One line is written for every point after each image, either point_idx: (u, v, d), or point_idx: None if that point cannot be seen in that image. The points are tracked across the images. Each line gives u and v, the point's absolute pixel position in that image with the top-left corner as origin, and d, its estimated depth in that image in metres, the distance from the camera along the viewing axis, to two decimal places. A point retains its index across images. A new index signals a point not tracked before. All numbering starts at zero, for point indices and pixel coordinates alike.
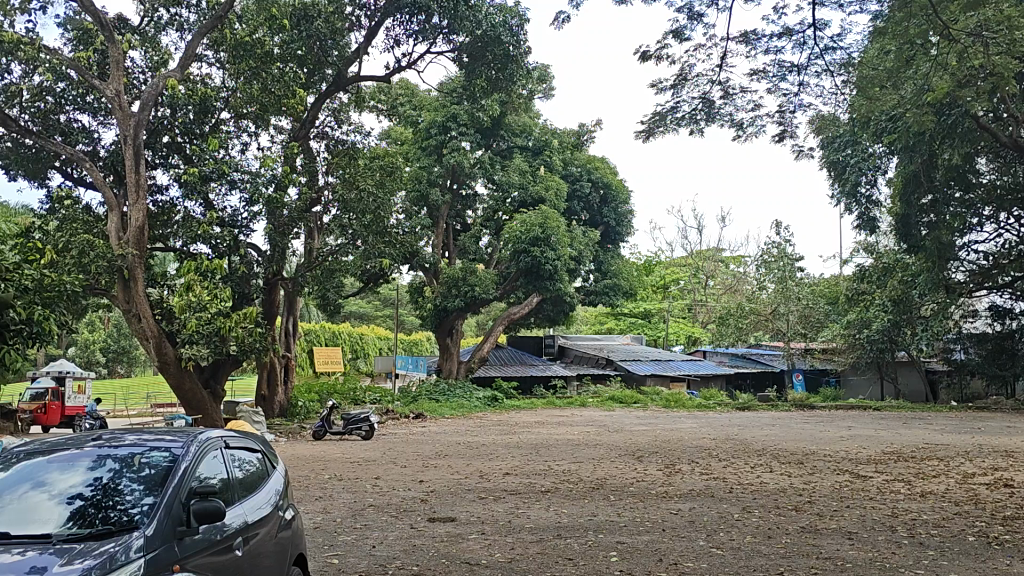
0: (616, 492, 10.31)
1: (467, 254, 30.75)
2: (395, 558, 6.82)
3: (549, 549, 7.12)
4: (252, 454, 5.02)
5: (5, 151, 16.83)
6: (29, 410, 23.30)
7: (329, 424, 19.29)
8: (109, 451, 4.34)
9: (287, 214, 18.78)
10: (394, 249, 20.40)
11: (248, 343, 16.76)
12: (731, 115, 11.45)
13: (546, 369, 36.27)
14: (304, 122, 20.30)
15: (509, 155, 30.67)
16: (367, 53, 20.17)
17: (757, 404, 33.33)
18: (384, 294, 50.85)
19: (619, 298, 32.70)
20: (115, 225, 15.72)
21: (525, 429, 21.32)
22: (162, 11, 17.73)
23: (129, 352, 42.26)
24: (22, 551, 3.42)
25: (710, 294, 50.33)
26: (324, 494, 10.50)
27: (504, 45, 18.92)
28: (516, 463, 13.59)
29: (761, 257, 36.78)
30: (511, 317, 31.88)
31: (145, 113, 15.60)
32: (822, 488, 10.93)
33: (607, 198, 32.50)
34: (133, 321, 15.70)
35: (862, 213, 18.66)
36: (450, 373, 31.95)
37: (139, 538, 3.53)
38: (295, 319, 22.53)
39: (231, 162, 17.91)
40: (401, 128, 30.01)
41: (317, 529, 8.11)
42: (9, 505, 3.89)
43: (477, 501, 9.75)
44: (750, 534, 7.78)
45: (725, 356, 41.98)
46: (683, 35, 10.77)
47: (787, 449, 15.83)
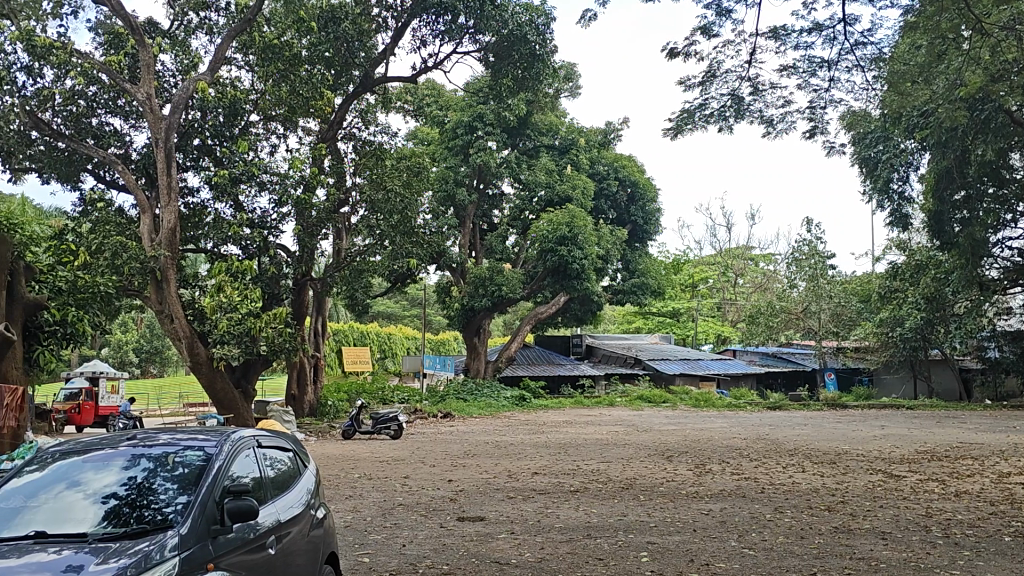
0: (646, 492, 10.26)
1: (493, 253, 30.82)
2: (425, 557, 6.82)
3: (579, 549, 7.10)
4: (284, 453, 5.05)
5: (39, 155, 17.08)
6: (63, 410, 23.61)
7: (358, 423, 19.38)
8: (143, 450, 4.37)
9: (316, 214, 18.85)
10: (421, 249, 20.43)
11: (278, 343, 16.83)
12: (761, 113, 11.33)
13: (574, 368, 36.19)
14: (332, 124, 20.41)
15: (535, 154, 30.66)
16: (394, 54, 20.22)
17: (789, 403, 33.03)
18: (412, 294, 51.08)
19: (647, 297, 32.59)
20: (148, 227, 15.89)
21: (553, 429, 21.23)
22: (192, 14, 17.94)
23: (162, 352, 42.71)
24: (58, 550, 3.46)
25: (739, 292, 50.03)
26: (354, 493, 10.51)
27: (530, 44, 18.90)
28: (545, 463, 13.53)
29: (791, 255, 36.51)
30: (539, 317, 31.82)
31: (176, 115, 15.74)
32: (855, 488, 10.81)
33: (634, 196, 32.28)
34: (165, 321, 15.86)
35: (895, 210, 18.40)
36: (477, 373, 32.00)
37: (174, 537, 3.56)
38: (324, 319, 22.67)
39: (261, 163, 18.08)
40: (427, 128, 30.06)
41: (347, 529, 8.13)
42: (45, 505, 3.95)
43: (507, 500, 9.74)
44: (783, 534, 7.73)
45: (754, 355, 41.72)
46: (711, 32, 10.69)
47: (818, 450, 15.68)
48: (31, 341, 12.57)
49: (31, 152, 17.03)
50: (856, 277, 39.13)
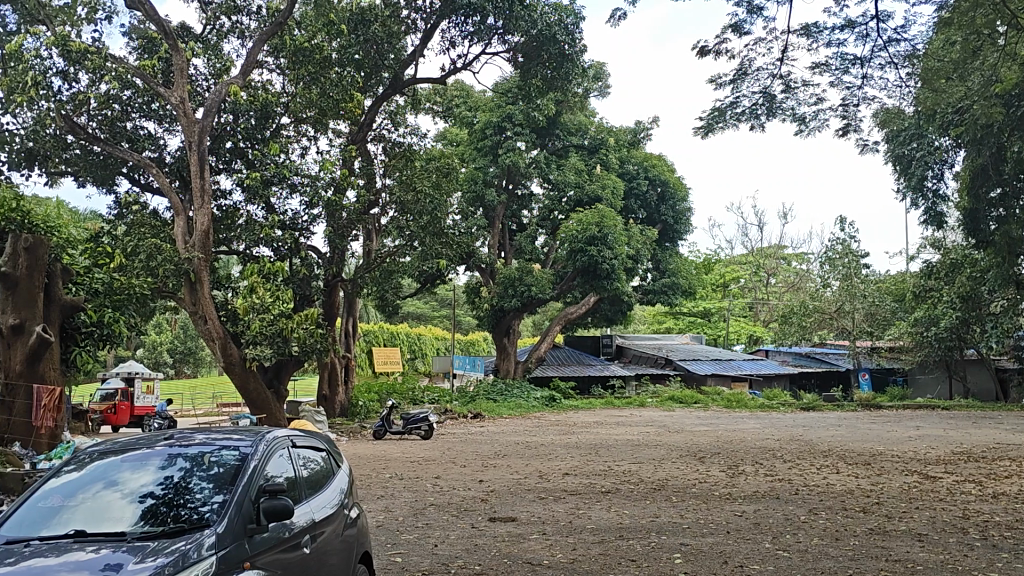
0: (679, 493, 10.23)
1: (523, 253, 30.84)
2: (458, 558, 6.83)
3: (612, 550, 7.08)
4: (317, 453, 5.08)
5: (75, 159, 17.35)
6: (99, 410, 23.95)
7: (389, 423, 19.47)
8: (180, 450, 4.42)
9: (347, 216, 18.94)
10: (450, 249, 20.51)
11: (309, 343, 16.95)
12: (793, 111, 11.21)
13: (604, 369, 36.11)
14: (362, 126, 20.51)
15: (565, 154, 30.71)
16: (423, 55, 20.30)
17: (822, 403, 32.70)
18: (442, 295, 51.29)
19: (678, 297, 32.44)
20: (182, 229, 16.09)
21: (584, 429, 21.19)
22: (224, 18, 18.14)
23: (196, 352, 43.19)
24: (96, 549, 3.51)
25: (772, 292, 49.67)
26: (386, 493, 10.55)
27: (560, 44, 18.88)
28: (576, 463, 13.52)
29: (824, 254, 36.17)
30: (569, 317, 31.74)
31: (209, 118, 15.92)
32: (890, 489, 10.70)
33: (665, 196, 32.05)
34: (199, 322, 16.05)
35: (929, 209, 18.15)
36: (507, 373, 32.01)
37: (211, 536, 3.60)
38: (355, 321, 22.79)
39: (291, 165, 18.18)
40: (457, 128, 30.17)
41: (379, 528, 8.18)
42: (84, 504, 4.01)
43: (538, 501, 9.74)
44: (818, 536, 7.66)
45: (787, 355, 41.39)
46: (742, 30, 10.60)
47: (851, 452, 15.51)
48: (68, 342, 12.75)
49: (68, 156, 17.30)
50: (890, 276, 38.69)
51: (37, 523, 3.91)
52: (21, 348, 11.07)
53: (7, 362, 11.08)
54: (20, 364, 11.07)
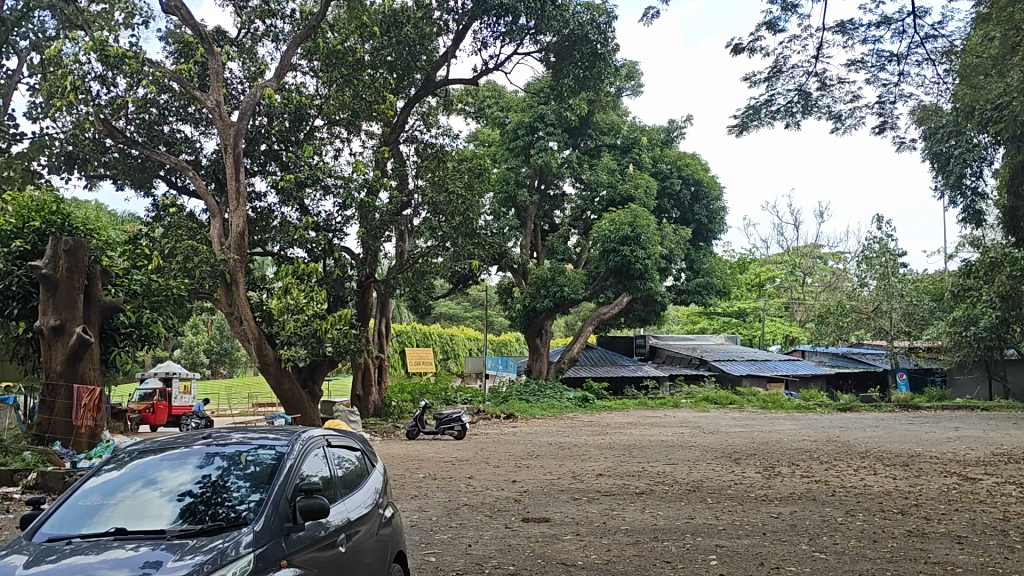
0: (714, 494, 10.14)
1: (555, 253, 30.77)
2: (491, 557, 6.84)
3: (647, 551, 7.03)
4: (351, 452, 5.10)
5: (114, 162, 17.59)
6: (138, 410, 24.26)
7: (422, 423, 19.54)
8: (218, 449, 4.45)
9: (379, 217, 19.01)
10: (482, 250, 20.52)
11: (343, 344, 17.03)
12: (829, 108, 11.06)
13: (638, 369, 35.95)
14: (394, 127, 20.60)
15: (597, 154, 30.58)
16: (455, 56, 20.33)
17: (859, 404, 32.29)
18: (474, 295, 51.38)
19: (712, 297, 32.23)
20: (218, 231, 16.27)
21: (617, 429, 21.13)
22: (259, 22, 18.31)
23: (232, 353, 43.62)
24: (135, 547, 3.56)
25: (808, 292, 49.16)
26: (420, 493, 10.60)
27: (593, 44, 18.81)
28: (611, 464, 13.45)
29: (861, 253, 35.65)
30: (602, 317, 31.61)
31: (244, 121, 16.10)
32: (929, 490, 10.53)
33: (698, 195, 31.85)
34: (234, 323, 16.23)
35: (968, 205, 17.89)
36: (540, 373, 31.96)
37: (249, 534, 3.63)
38: (388, 321, 22.89)
39: (325, 167, 18.30)
40: (488, 129, 30.21)
41: (413, 528, 8.21)
42: (123, 502, 4.07)
43: (571, 501, 9.71)
44: (855, 538, 7.55)
45: (824, 355, 40.96)
46: (777, 27, 10.50)
47: (889, 453, 15.30)
48: (108, 343, 12.93)
49: (106, 159, 17.52)
50: (927, 275, 38.13)
51: (77, 522, 3.96)
52: (61, 348, 11.23)
53: (48, 362, 11.26)
54: (61, 364, 11.22)
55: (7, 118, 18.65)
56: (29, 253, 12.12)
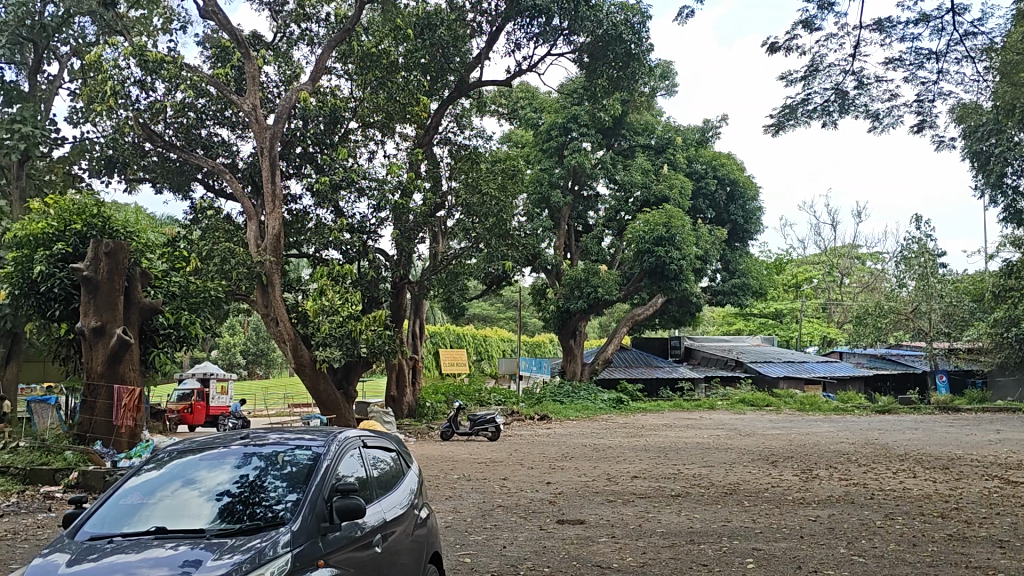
0: (752, 497, 10.03)
1: (589, 254, 30.63)
2: (526, 559, 6.84)
3: (683, 554, 6.98)
4: (387, 453, 5.12)
5: (152, 166, 17.83)
6: (176, 410, 24.55)
7: (456, 424, 19.58)
8: (255, 449, 4.49)
9: (413, 218, 19.06)
10: (516, 251, 20.48)
11: (378, 345, 17.09)
12: (866, 107, 10.92)
13: (672, 371, 35.72)
14: (427, 129, 20.66)
15: (631, 155, 30.48)
16: (489, 58, 20.34)
17: (898, 406, 31.87)
18: (507, 297, 51.41)
19: (748, 298, 31.96)
20: (254, 233, 16.45)
21: (652, 432, 21.04)
22: (294, 26, 18.47)
23: (268, 354, 44.10)
24: (175, 545, 3.59)
25: (846, 292, 48.56)
26: (454, 493, 10.65)
27: (627, 44, 18.71)
28: (646, 467, 13.38)
29: (900, 254, 35.14)
30: (636, 318, 31.42)
31: (280, 125, 16.26)
32: (970, 494, 10.34)
33: (734, 195, 31.56)
34: (270, 324, 16.38)
35: (1009, 205, 17.60)
36: (574, 374, 31.86)
37: (287, 534, 3.65)
38: (422, 322, 22.94)
39: (359, 169, 18.41)
40: (522, 130, 30.23)
41: (449, 529, 8.23)
42: (162, 501, 4.11)
43: (607, 503, 9.67)
44: (894, 542, 7.44)
45: (862, 357, 40.43)
46: (813, 25, 10.39)
47: (930, 456, 15.07)
48: (147, 344, 13.10)
49: (145, 163, 17.78)
50: (968, 276, 37.56)
51: (118, 520, 4.01)
52: (102, 349, 11.38)
53: (90, 363, 11.42)
54: (102, 365, 11.38)
55: (48, 123, 19.01)
56: (70, 255, 12.33)
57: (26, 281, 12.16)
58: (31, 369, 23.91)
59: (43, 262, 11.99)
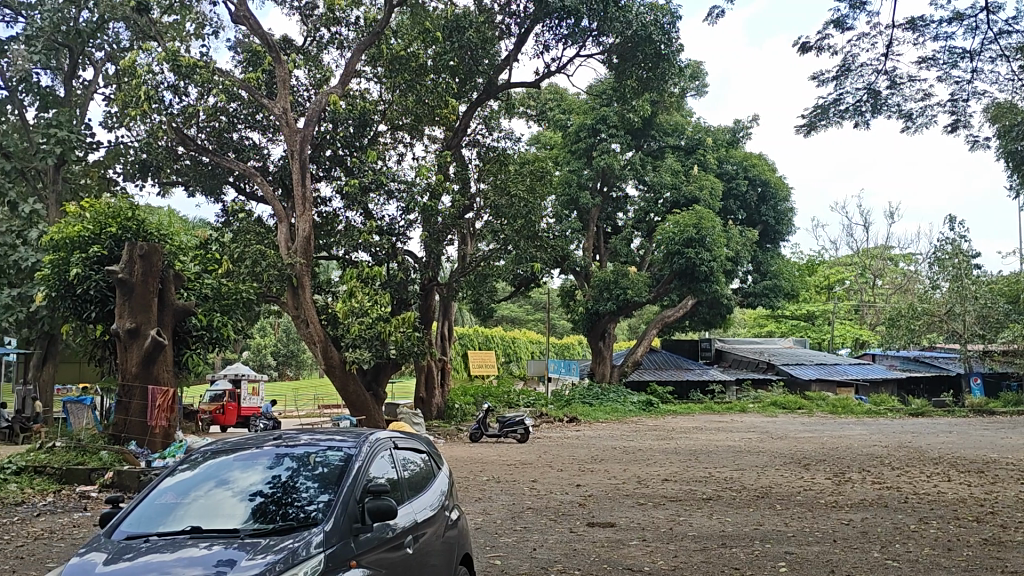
0: (783, 501, 9.94)
1: (618, 256, 30.53)
2: (557, 561, 6.82)
3: (714, 558, 6.93)
4: (418, 454, 5.13)
5: (186, 169, 18.02)
6: (208, 411, 24.78)
7: (485, 426, 19.62)
8: (287, 450, 4.51)
9: (442, 220, 19.13)
10: (545, 253, 20.50)
11: (407, 347, 17.15)
12: (899, 107, 10.80)
13: (703, 373, 35.49)
14: (456, 131, 20.70)
15: (661, 156, 30.39)
16: (517, 60, 20.34)
17: (932, 409, 31.47)
18: (536, 299, 51.41)
19: (779, 300, 31.69)
20: (285, 236, 16.61)
21: (683, 434, 20.92)
22: (324, 30, 18.59)
23: (298, 355, 44.43)
24: (209, 545, 3.62)
25: (878, 294, 48.02)
26: (484, 495, 10.65)
27: (656, 44, 18.62)
28: (676, 469, 13.31)
29: (933, 255, 34.68)
30: (666, 320, 31.24)
31: (310, 128, 16.36)
32: (1006, 499, 10.19)
33: (765, 196, 31.30)
34: (301, 326, 16.53)
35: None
36: (603, 377, 31.75)
37: (319, 534, 3.66)
38: (451, 324, 22.96)
39: (388, 172, 18.49)
40: (550, 132, 30.22)
41: (478, 531, 8.24)
42: (197, 501, 4.15)
43: (637, 506, 9.63)
44: (928, 546, 7.33)
45: (895, 359, 39.96)
46: (844, 25, 10.28)
47: (964, 459, 14.86)
48: (180, 345, 13.26)
49: (179, 167, 17.97)
50: (1003, 277, 36.94)
51: (154, 520, 4.05)
52: (137, 350, 11.52)
53: (124, 364, 11.56)
54: (136, 366, 11.51)
55: (84, 128, 19.28)
56: (106, 258, 12.48)
57: (63, 282, 12.34)
58: (67, 370, 24.29)
59: (79, 265, 12.15)
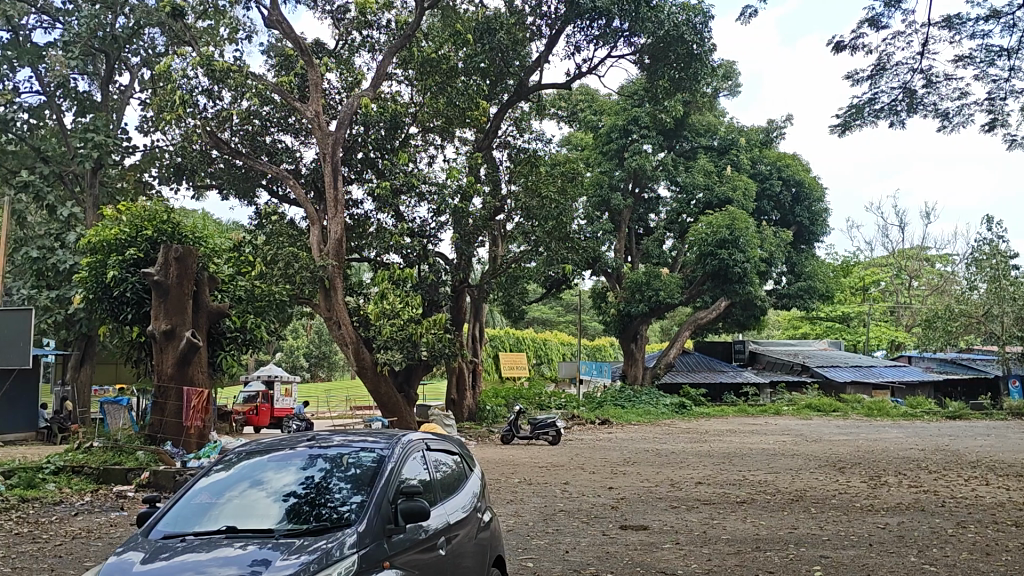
0: (818, 504, 9.81)
1: (650, 257, 30.35)
2: (589, 564, 6.79)
3: (749, 561, 6.86)
4: (450, 456, 5.12)
5: (219, 173, 18.17)
6: (242, 412, 25.00)
7: (517, 428, 19.58)
8: (320, 450, 4.53)
9: (473, 222, 19.14)
10: (576, 254, 20.45)
11: (438, 348, 17.18)
12: (936, 106, 10.65)
13: (736, 376, 35.17)
14: (487, 133, 20.73)
15: (693, 156, 30.21)
16: (548, 61, 20.30)
17: (969, 412, 30.95)
18: (567, 300, 51.33)
19: (814, 301, 31.35)
20: (317, 238, 16.77)
21: (716, 437, 20.75)
22: (356, 33, 18.70)
23: (331, 357, 44.69)
24: (244, 544, 3.64)
25: (914, 296, 47.37)
26: (516, 497, 10.63)
27: (688, 44, 18.55)
28: (710, 472, 13.20)
29: (971, 255, 34.13)
30: (698, 322, 31.00)
31: (341, 131, 16.46)
32: None
33: (800, 196, 30.99)
34: (333, 328, 16.66)
35: None
36: (635, 379, 31.57)
37: (353, 535, 3.66)
38: (482, 325, 22.95)
39: (419, 174, 18.53)
40: (582, 133, 30.12)
41: (510, 533, 8.22)
42: (231, 501, 4.17)
43: (670, 509, 9.56)
44: (967, 550, 7.20)
45: (932, 360, 39.37)
46: (879, 23, 10.16)
47: (1004, 463, 14.61)
48: (215, 347, 13.40)
49: (213, 170, 18.16)
50: None
51: (189, 520, 4.07)
52: (172, 351, 11.64)
53: (159, 365, 11.67)
54: (171, 367, 11.64)
55: (120, 132, 19.56)
56: (142, 260, 12.62)
57: (100, 285, 12.51)
58: (104, 371, 24.64)
59: (115, 267, 12.31)
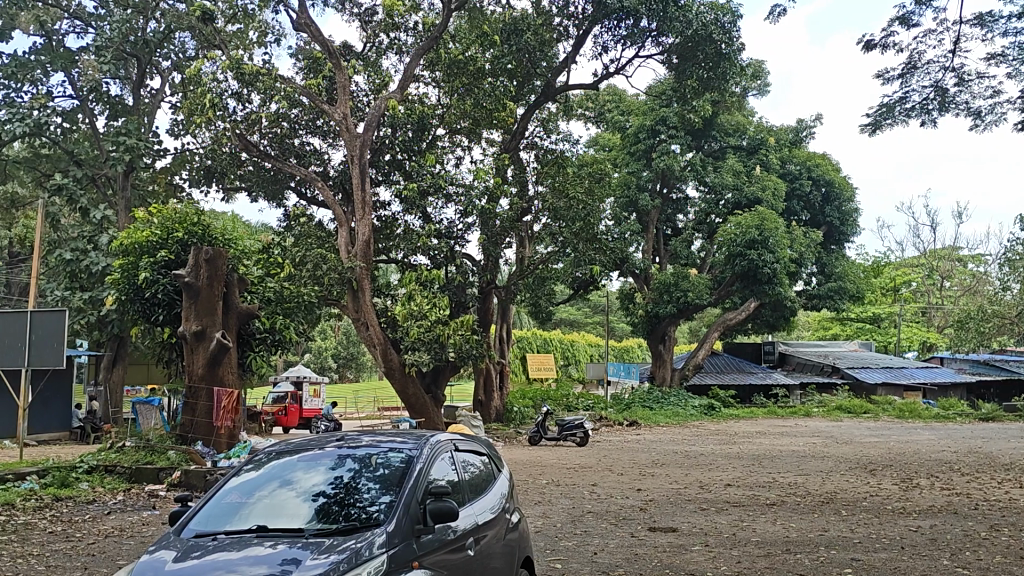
0: (848, 507, 9.70)
1: (678, 258, 30.20)
2: (618, 566, 6.76)
3: (778, 564, 6.79)
4: (478, 457, 5.12)
5: (248, 175, 18.31)
6: (271, 412, 25.20)
7: (544, 429, 19.54)
8: (349, 451, 4.54)
9: (500, 223, 19.15)
10: (603, 255, 20.39)
11: (465, 349, 17.20)
12: (968, 105, 10.51)
13: (766, 377, 34.87)
14: (514, 134, 20.74)
15: (722, 156, 30.01)
16: (576, 61, 20.29)
17: (1003, 414, 30.50)
18: (594, 301, 51.21)
19: (844, 302, 31.04)
20: (345, 239, 16.95)
21: (745, 438, 20.58)
22: (383, 35, 18.77)
23: (359, 358, 44.84)
24: (274, 543, 3.66)
25: (946, 296, 46.75)
26: (543, 499, 10.61)
27: (717, 43, 18.43)
28: (739, 474, 13.10)
29: (1004, 255, 33.63)
30: (727, 323, 30.77)
31: (369, 133, 16.54)
32: None
33: (830, 196, 30.72)
34: (362, 329, 16.71)
35: None
36: (664, 380, 31.38)
37: (382, 534, 3.67)
38: (509, 326, 22.92)
39: (446, 175, 18.56)
40: (609, 134, 30.03)
41: (539, 534, 8.21)
42: (261, 501, 4.20)
43: (699, 511, 9.50)
44: (1000, 554, 7.08)
45: (965, 362, 38.80)
46: (910, 21, 10.04)
47: None
48: (244, 348, 13.51)
49: (242, 173, 18.32)
50: None
51: (220, 519, 4.10)
52: (203, 352, 11.75)
53: (190, 366, 11.79)
54: (202, 367, 11.75)
55: (152, 135, 19.79)
56: (173, 262, 12.76)
57: (132, 286, 12.65)
58: (136, 371, 24.94)
59: (147, 269, 12.46)
